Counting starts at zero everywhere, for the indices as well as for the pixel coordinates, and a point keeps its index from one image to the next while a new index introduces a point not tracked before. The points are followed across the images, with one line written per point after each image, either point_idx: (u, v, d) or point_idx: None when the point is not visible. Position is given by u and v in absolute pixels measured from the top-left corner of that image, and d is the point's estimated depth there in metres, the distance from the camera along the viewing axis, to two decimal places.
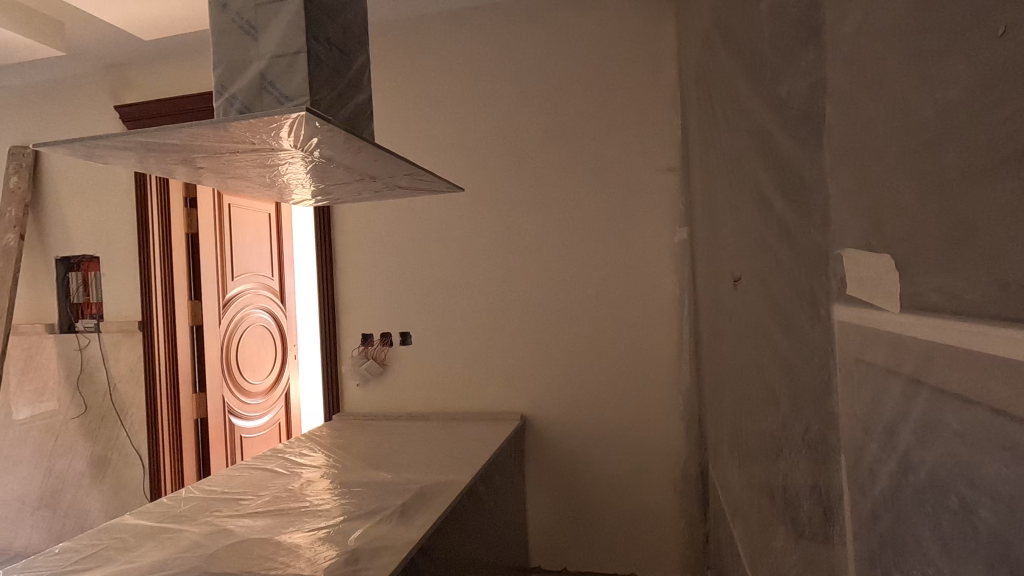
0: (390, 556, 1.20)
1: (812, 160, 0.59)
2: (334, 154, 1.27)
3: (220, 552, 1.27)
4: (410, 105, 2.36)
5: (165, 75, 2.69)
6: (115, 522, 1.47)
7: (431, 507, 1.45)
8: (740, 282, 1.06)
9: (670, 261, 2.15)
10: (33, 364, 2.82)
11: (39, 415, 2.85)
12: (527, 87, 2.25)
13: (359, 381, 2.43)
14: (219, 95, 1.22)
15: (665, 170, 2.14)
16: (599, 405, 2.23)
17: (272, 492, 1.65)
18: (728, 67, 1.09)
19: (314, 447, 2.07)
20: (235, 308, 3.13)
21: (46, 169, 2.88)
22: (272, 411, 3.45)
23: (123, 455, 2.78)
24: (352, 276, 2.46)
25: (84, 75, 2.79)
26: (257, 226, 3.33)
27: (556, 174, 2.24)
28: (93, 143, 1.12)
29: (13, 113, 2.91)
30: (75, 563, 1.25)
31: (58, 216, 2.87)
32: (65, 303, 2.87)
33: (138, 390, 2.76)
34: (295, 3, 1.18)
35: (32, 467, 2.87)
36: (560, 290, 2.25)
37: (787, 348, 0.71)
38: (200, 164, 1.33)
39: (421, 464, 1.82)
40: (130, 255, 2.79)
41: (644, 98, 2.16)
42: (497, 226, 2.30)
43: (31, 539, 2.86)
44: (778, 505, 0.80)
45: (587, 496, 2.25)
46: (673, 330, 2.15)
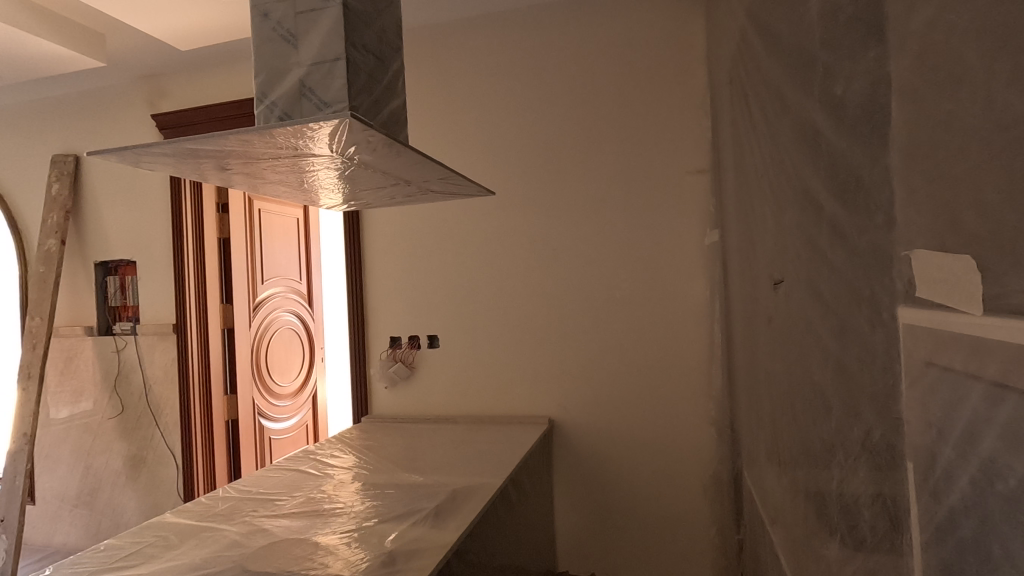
0: (426, 558, 1.21)
1: (873, 160, 0.58)
2: (371, 159, 1.29)
3: (260, 551, 1.29)
4: (438, 110, 2.38)
5: (200, 83, 2.76)
6: (157, 520, 1.50)
7: (465, 510, 1.45)
8: (781, 285, 1.04)
9: (701, 264, 2.12)
10: (74, 366, 2.95)
11: (78, 415, 2.95)
12: (555, 90, 2.26)
13: (386, 383, 2.46)
14: (259, 102, 1.24)
15: (694, 171, 2.12)
16: (628, 409, 2.21)
17: (306, 493, 1.67)
18: (767, 68, 1.08)
19: (344, 448, 2.10)
20: (265, 311, 3.19)
21: (86, 176, 2.97)
22: (300, 413, 3.49)
23: (157, 455, 2.84)
24: (380, 280, 2.48)
25: (123, 85, 2.88)
26: (286, 231, 3.38)
27: (585, 177, 2.24)
28: (141, 151, 1.15)
29: (55, 122, 3.01)
30: (120, 560, 1.28)
31: (97, 221, 2.95)
32: (103, 306, 2.96)
33: (172, 391, 2.82)
34: (334, 11, 1.20)
35: (70, 466, 2.95)
36: (588, 293, 2.25)
37: (842, 352, 0.69)
38: (239, 169, 1.36)
39: (451, 466, 1.83)
40: (165, 259, 2.86)
41: (674, 100, 2.14)
42: (526, 229, 2.30)
43: (69, 535, 2.94)
44: (830, 513, 0.79)
45: (615, 500, 2.23)
46: (704, 333, 2.13)
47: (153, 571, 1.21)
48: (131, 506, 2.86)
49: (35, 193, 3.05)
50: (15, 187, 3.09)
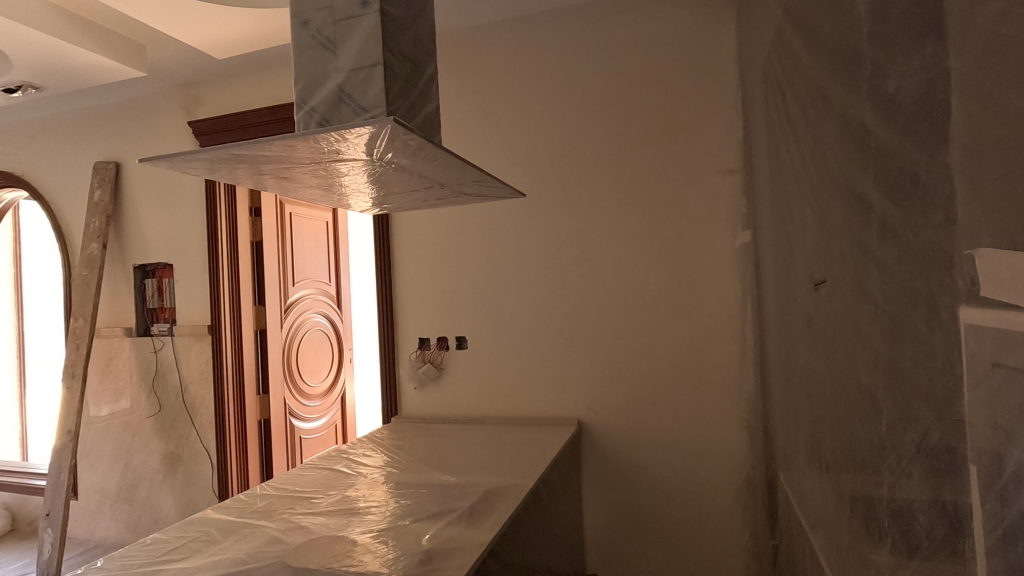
0: (463, 557, 1.22)
1: (931, 158, 0.58)
2: (407, 163, 1.31)
3: (300, 547, 1.31)
4: (466, 113, 2.40)
5: (234, 91, 2.83)
6: (199, 515, 1.55)
7: (499, 510, 1.46)
8: (823, 286, 1.03)
9: (732, 265, 2.10)
10: (114, 365, 3.05)
11: (118, 413, 3.04)
12: (583, 92, 2.26)
13: (416, 383, 2.48)
14: (298, 108, 1.28)
15: (725, 172, 2.10)
16: (658, 412, 2.19)
17: (341, 491, 1.70)
18: (808, 66, 1.07)
19: (374, 448, 2.12)
20: (296, 313, 3.25)
21: (126, 181, 3.06)
22: (329, 414, 3.55)
23: (193, 453, 2.91)
24: (409, 281, 2.51)
25: (161, 94, 2.97)
26: (315, 234, 3.45)
27: (614, 178, 2.23)
28: (188, 157, 1.19)
29: (97, 130, 3.12)
30: (167, 553, 1.32)
31: (136, 225, 3.05)
32: (142, 308, 3.05)
33: (207, 391, 2.89)
34: (372, 18, 1.22)
35: (111, 462, 3.05)
36: (616, 294, 2.24)
37: (894, 353, 0.68)
38: (278, 174, 1.39)
39: (482, 467, 1.84)
40: (200, 262, 2.93)
41: (704, 99, 2.12)
42: (554, 231, 2.31)
43: (110, 530, 3.04)
44: (880, 518, 0.77)
45: (645, 503, 2.21)
46: (735, 335, 2.10)
47: (199, 565, 1.25)
48: (168, 503, 2.94)
49: (78, 199, 3.16)
50: (58, 194, 3.20)
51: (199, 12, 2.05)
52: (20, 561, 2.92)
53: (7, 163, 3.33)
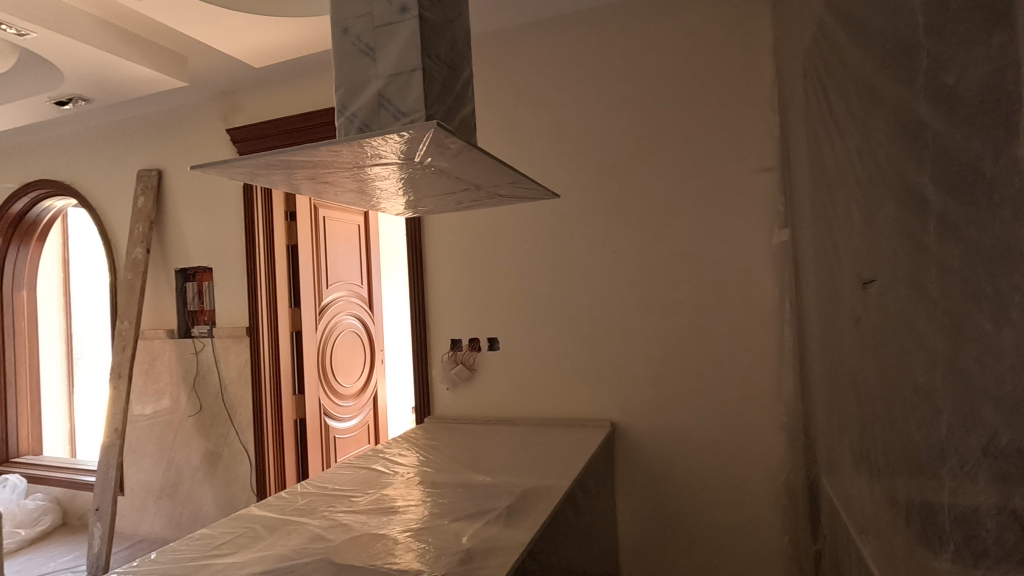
0: (504, 556, 1.22)
1: (998, 152, 0.56)
2: (446, 165, 1.32)
3: (344, 544, 1.34)
4: (497, 116, 2.42)
5: (270, 98, 2.90)
6: (244, 512, 1.59)
7: (537, 511, 1.46)
8: (873, 284, 1.00)
9: (769, 264, 2.05)
10: (158, 366, 3.16)
11: (162, 412, 3.14)
12: (614, 92, 2.25)
13: (448, 384, 2.50)
14: (339, 114, 1.30)
15: (761, 170, 2.07)
16: (693, 414, 2.17)
17: (379, 490, 1.73)
18: (853, 62, 1.05)
19: (409, 448, 2.15)
20: (330, 314, 3.32)
21: (168, 188, 3.17)
22: (362, 414, 3.60)
23: (233, 451, 2.98)
24: (442, 282, 2.54)
25: (201, 103, 3.07)
26: (348, 237, 3.52)
27: (646, 179, 2.22)
28: (237, 163, 1.23)
29: (141, 138, 3.23)
30: (216, 548, 1.36)
31: (177, 230, 3.15)
32: (183, 310, 3.15)
33: (245, 391, 2.96)
34: (410, 24, 1.24)
35: (155, 460, 3.15)
36: (650, 294, 2.22)
37: (955, 352, 0.67)
38: (319, 178, 1.42)
39: (517, 467, 1.84)
40: (238, 265, 3.01)
41: (738, 97, 2.09)
42: (586, 232, 2.30)
43: (154, 525, 3.14)
44: (940, 523, 0.75)
45: (680, 505, 2.19)
46: (773, 335, 2.06)
47: (246, 561, 1.28)
48: (208, 499, 3.02)
49: (122, 206, 3.28)
50: (105, 201, 3.33)
51: (239, 25, 2.12)
52: (72, 554, 3.04)
53: (56, 172, 3.48)
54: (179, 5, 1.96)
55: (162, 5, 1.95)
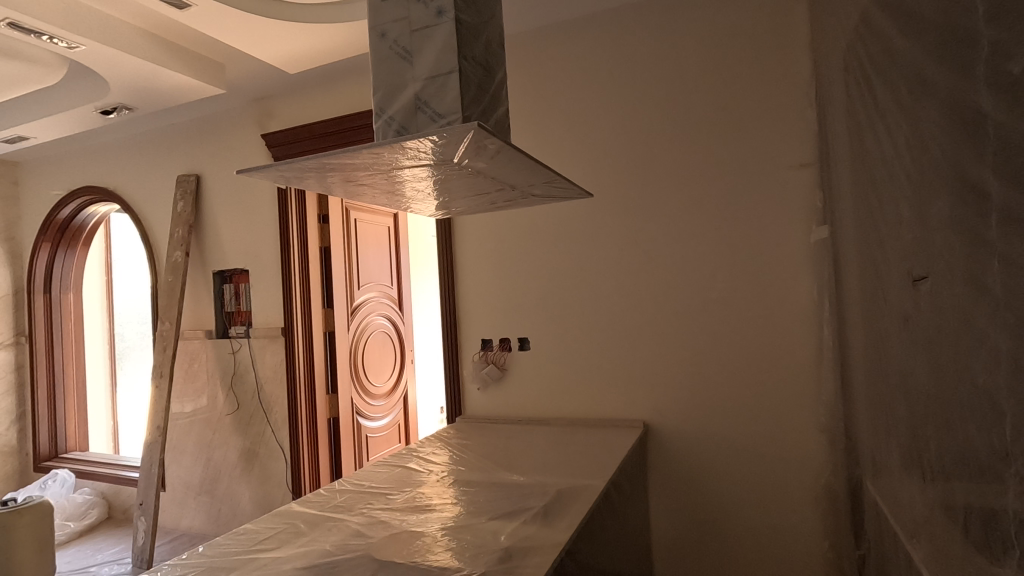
0: (542, 556, 1.22)
1: None
2: (482, 166, 1.33)
3: (384, 540, 1.36)
4: (527, 117, 2.43)
5: (303, 103, 2.97)
6: (285, 508, 1.63)
7: (573, 511, 1.46)
8: (924, 282, 0.98)
9: (807, 263, 2.01)
10: (197, 365, 3.25)
11: (201, 410, 3.23)
12: (645, 90, 2.23)
13: (479, 383, 2.52)
14: (377, 117, 1.33)
15: (798, 166, 2.02)
16: (728, 414, 2.13)
17: (414, 488, 1.74)
18: (902, 54, 1.02)
19: (442, 447, 2.17)
20: (361, 315, 3.37)
21: (206, 192, 3.26)
22: (393, 413, 3.65)
23: (269, 449, 3.05)
24: (472, 283, 2.55)
25: (237, 109, 3.15)
26: (378, 239, 3.57)
27: (678, 177, 2.19)
28: (281, 167, 1.26)
29: (180, 144, 3.33)
30: (260, 542, 1.40)
31: (215, 233, 3.24)
32: (220, 311, 3.24)
33: (281, 390, 3.02)
34: (447, 27, 1.26)
35: (194, 457, 3.24)
36: (683, 293, 2.19)
37: (1022, 350, 0.65)
38: (356, 181, 1.45)
39: (550, 467, 1.84)
40: (274, 266, 3.08)
41: (774, 92, 2.05)
42: (618, 231, 2.29)
43: (194, 520, 3.23)
44: (1005, 526, 0.73)
45: (715, 507, 2.16)
46: (811, 335, 2.01)
47: (289, 555, 1.31)
48: (246, 496, 3.09)
49: (162, 210, 3.39)
50: (147, 206, 3.44)
51: (276, 32, 2.17)
52: (117, 546, 3.15)
53: (101, 178, 3.61)
54: (219, 16, 2.01)
55: (204, 16, 2.01)
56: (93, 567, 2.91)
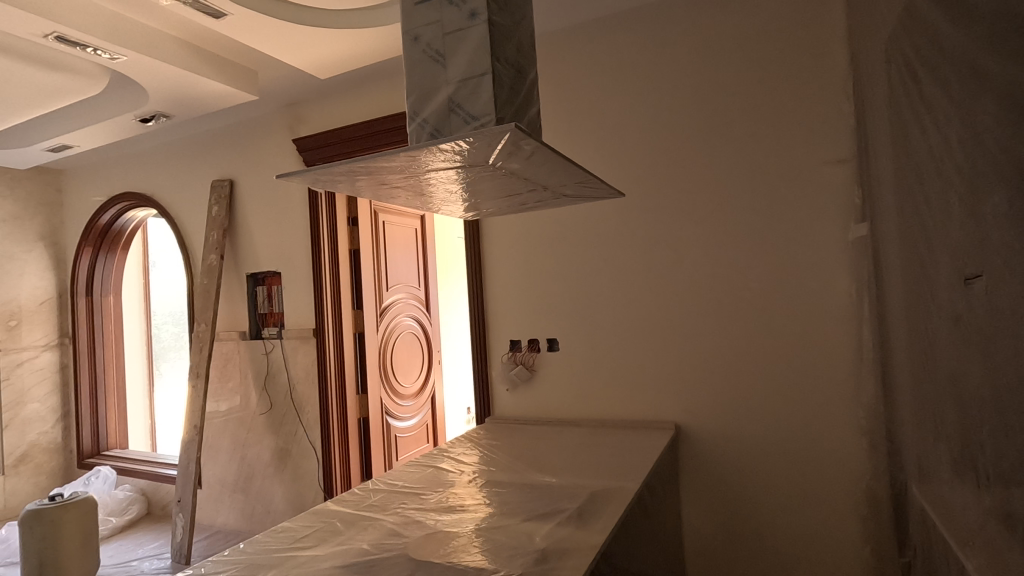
0: (578, 558, 1.22)
1: None
2: (516, 167, 1.33)
3: (419, 540, 1.37)
4: (556, 117, 2.43)
5: (333, 108, 3.02)
6: (322, 507, 1.65)
7: (608, 513, 1.45)
8: (978, 281, 0.94)
9: (845, 261, 1.96)
10: (232, 366, 3.33)
11: (236, 409, 3.31)
12: (675, 88, 2.21)
13: (508, 385, 2.52)
14: (411, 121, 1.34)
15: (834, 162, 1.97)
16: (763, 416, 2.09)
17: (446, 488, 1.75)
18: (953, 45, 0.99)
19: (472, 447, 2.17)
20: (390, 316, 3.41)
21: (239, 196, 3.33)
22: (421, 413, 3.67)
23: (301, 448, 3.10)
24: (500, 284, 2.56)
25: (270, 115, 3.22)
26: (405, 240, 3.60)
27: (710, 175, 2.16)
28: (319, 171, 1.28)
29: (215, 150, 3.42)
30: (298, 540, 1.42)
31: (248, 237, 3.31)
32: (254, 313, 3.31)
33: (312, 390, 3.07)
34: (480, 29, 1.26)
35: (229, 455, 3.32)
36: (714, 293, 2.16)
37: None
38: (390, 183, 1.46)
39: (582, 468, 1.83)
40: (305, 268, 3.13)
41: (809, 86, 2.01)
42: (647, 231, 2.27)
43: (229, 517, 3.31)
44: None
45: (749, 511, 2.12)
46: (850, 335, 1.96)
47: (328, 553, 1.33)
48: (279, 494, 3.15)
49: (197, 214, 3.47)
50: (183, 211, 3.54)
51: (309, 39, 2.21)
52: (157, 542, 3.24)
53: (139, 184, 3.72)
54: (255, 24, 2.06)
55: (240, 25, 2.06)
56: (134, 562, 3.00)
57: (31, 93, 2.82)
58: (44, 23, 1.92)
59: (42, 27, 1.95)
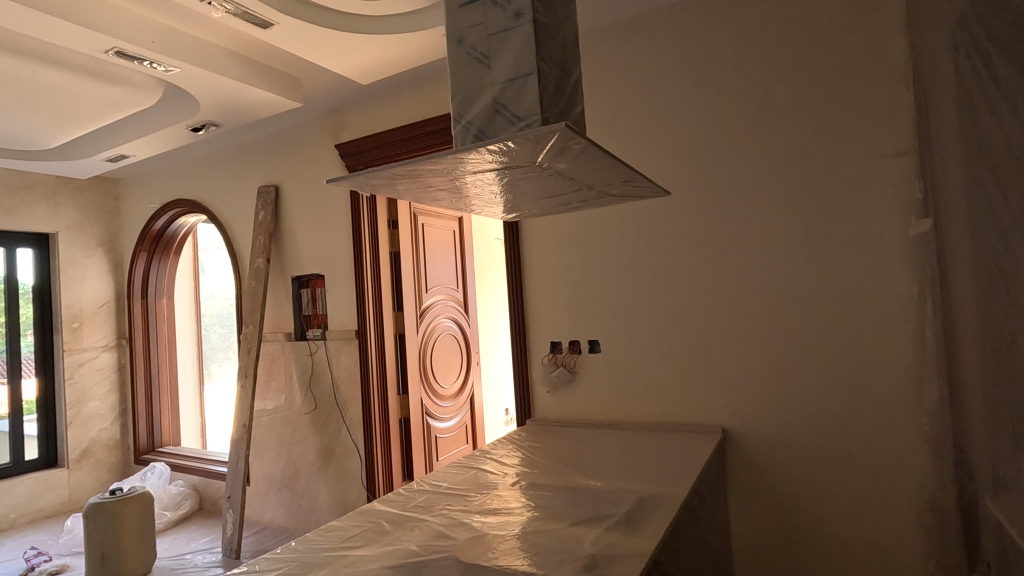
0: (628, 564, 1.19)
1: None
2: (562, 166, 1.31)
3: (466, 542, 1.37)
4: (597, 117, 2.41)
5: (374, 113, 3.07)
6: (368, 507, 1.67)
7: (657, 518, 1.42)
8: None
9: (904, 260, 1.86)
10: (278, 366, 3.42)
11: (282, 408, 3.39)
12: (721, 82, 2.16)
13: (549, 386, 2.50)
14: (456, 123, 1.34)
15: (893, 156, 1.88)
16: (816, 420, 2.01)
17: (491, 490, 1.75)
18: None
19: (514, 449, 2.16)
20: (429, 317, 3.44)
21: (284, 201, 3.42)
22: (460, 414, 3.69)
23: (344, 448, 3.15)
24: (541, 285, 2.54)
25: (314, 121, 3.30)
26: (444, 242, 3.63)
27: (756, 172, 2.10)
28: (366, 174, 1.30)
29: (261, 156, 3.52)
30: (347, 540, 1.44)
31: (293, 240, 3.40)
32: (298, 315, 3.36)
33: (354, 391, 3.12)
34: (525, 29, 1.25)
35: (276, 453, 3.41)
36: (763, 293, 2.10)
37: None
38: (434, 186, 1.47)
39: (627, 472, 1.80)
40: (347, 271, 3.19)
41: (865, 76, 1.92)
42: (692, 230, 2.22)
43: (276, 513, 3.40)
44: None
45: (802, 519, 2.04)
46: (911, 338, 1.86)
47: (376, 554, 1.34)
48: (324, 491, 3.22)
49: (245, 220, 3.59)
50: (231, 216, 3.65)
51: (352, 45, 2.24)
52: (208, 536, 3.35)
53: (190, 191, 3.87)
54: (302, 33, 2.11)
55: (286, 34, 2.11)
56: (188, 555, 3.10)
57: (92, 106, 2.96)
58: (106, 40, 2.02)
59: (103, 43, 2.05)
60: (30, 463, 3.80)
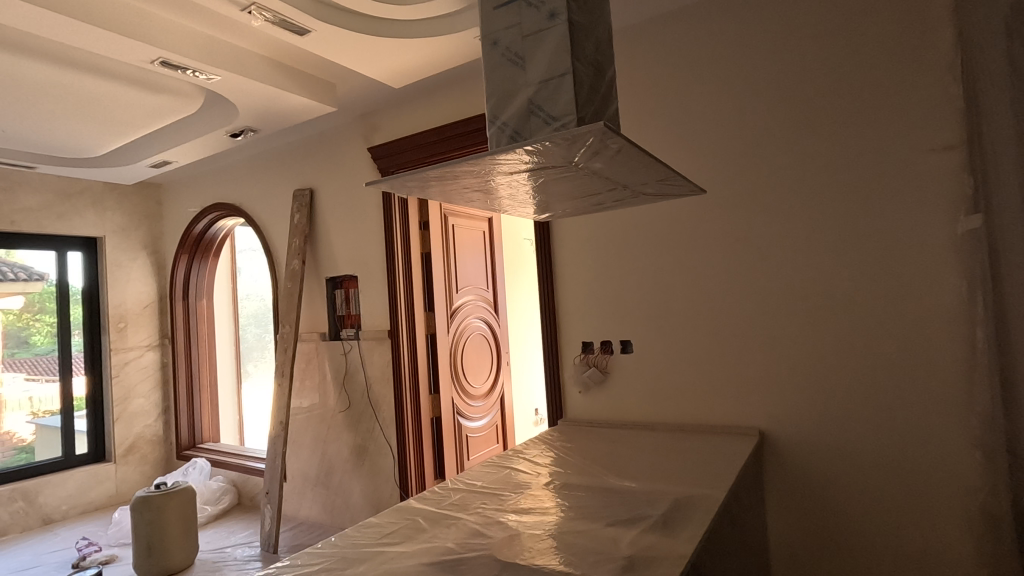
0: (667, 566, 1.18)
1: None
2: (598, 165, 1.31)
3: (502, 541, 1.38)
4: (629, 116, 2.39)
5: (406, 116, 3.11)
6: (404, 504, 1.69)
7: (695, 521, 1.40)
8: None
9: (952, 257, 1.80)
10: (313, 366, 3.50)
11: (317, 407, 3.46)
12: (758, 77, 2.12)
13: (581, 387, 2.49)
14: (491, 125, 1.35)
15: (941, 150, 1.82)
16: (858, 423, 1.96)
17: (525, 490, 1.75)
18: None
19: (547, 449, 2.16)
20: (460, 318, 3.47)
21: (319, 204, 3.49)
22: (491, 414, 3.71)
23: (378, 446, 3.20)
24: (572, 285, 2.53)
25: (347, 125, 3.36)
26: (474, 243, 3.66)
27: (794, 169, 2.06)
28: (403, 176, 1.32)
29: (297, 161, 3.60)
30: (385, 537, 1.46)
31: (327, 242, 3.46)
32: (333, 315, 3.47)
33: (387, 390, 3.17)
34: (560, 29, 1.26)
35: (311, 450, 3.48)
36: (802, 293, 2.05)
37: None
38: (468, 187, 1.48)
39: (663, 473, 1.78)
40: (380, 272, 3.24)
41: (910, 68, 1.86)
42: (727, 229, 2.18)
43: (312, 509, 3.47)
44: None
45: (844, 525, 1.99)
46: (960, 338, 1.79)
47: (415, 550, 1.36)
48: (358, 488, 3.27)
49: (281, 222, 3.67)
50: (268, 219, 3.75)
51: (386, 49, 2.28)
52: (247, 530, 3.44)
53: (228, 195, 3.99)
54: (338, 39, 2.15)
55: (322, 40, 2.15)
56: (228, 548, 3.19)
57: (136, 114, 3.07)
58: (151, 49, 2.10)
59: (149, 53, 2.13)
60: (80, 457, 3.97)
